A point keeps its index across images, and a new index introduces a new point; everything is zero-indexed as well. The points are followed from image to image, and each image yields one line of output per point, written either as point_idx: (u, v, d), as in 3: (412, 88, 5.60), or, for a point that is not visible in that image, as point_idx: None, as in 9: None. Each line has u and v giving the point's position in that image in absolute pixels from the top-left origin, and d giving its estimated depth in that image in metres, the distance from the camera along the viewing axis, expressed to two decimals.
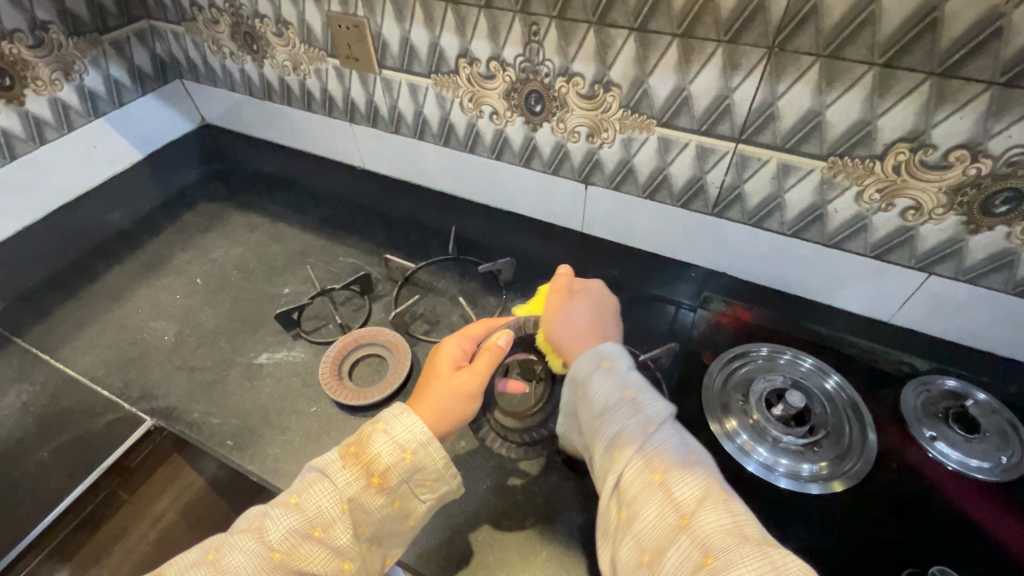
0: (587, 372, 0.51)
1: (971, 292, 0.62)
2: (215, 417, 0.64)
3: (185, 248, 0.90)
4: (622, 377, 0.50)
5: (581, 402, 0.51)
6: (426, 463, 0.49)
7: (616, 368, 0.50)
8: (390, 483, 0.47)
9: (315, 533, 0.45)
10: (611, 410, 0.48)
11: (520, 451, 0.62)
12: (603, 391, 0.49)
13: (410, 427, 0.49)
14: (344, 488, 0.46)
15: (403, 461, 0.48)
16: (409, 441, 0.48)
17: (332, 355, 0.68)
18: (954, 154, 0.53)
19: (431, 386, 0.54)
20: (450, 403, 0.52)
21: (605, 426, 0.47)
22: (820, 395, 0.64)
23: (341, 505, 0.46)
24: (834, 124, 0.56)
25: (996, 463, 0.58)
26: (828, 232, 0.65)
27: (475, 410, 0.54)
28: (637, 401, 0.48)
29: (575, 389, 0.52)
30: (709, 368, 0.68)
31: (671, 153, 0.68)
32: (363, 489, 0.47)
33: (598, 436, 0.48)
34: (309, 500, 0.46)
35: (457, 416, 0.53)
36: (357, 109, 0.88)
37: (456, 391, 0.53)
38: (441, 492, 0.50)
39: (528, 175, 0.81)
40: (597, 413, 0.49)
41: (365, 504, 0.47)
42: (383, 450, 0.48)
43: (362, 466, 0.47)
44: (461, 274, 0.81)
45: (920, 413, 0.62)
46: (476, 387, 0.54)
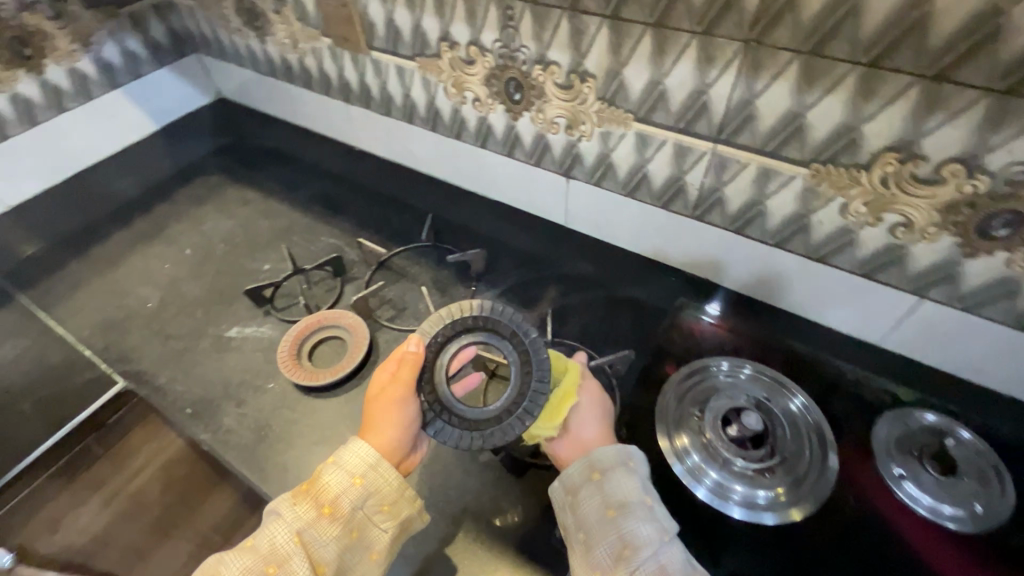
0: (609, 462, 0.51)
1: (967, 321, 0.56)
2: (180, 385, 0.67)
3: (183, 218, 0.93)
4: (642, 481, 0.50)
5: (594, 487, 0.50)
6: (378, 485, 0.50)
7: (637, 470, 0.51)
8: (342, 511, 0.49)
9: (268, 569, 0.46)
10: (626, 507, 0.48)
11: (495, 434, 0.52)
12: (623, 489, 0.49)
13: (356, 453, 0.51)
14: (294, 521, 0.48)
15: (352, 485, 0.50)
16: (357, 466, 0.50)
17: (293, 334, 0.69)
18: (948, 168, 0.48)
19: (366, 415, 0.54)
20: (385, 421, 0.53)
21: (654, 514, 0.48)
22: (783, 417, 0.59)
23: (294, 538, 0.47)
24: (816, 127, 0.51)
25: (969, 512, 0.52)
26: (813, 245, 0.60)
27: (414, 411, 0.53)
28: (652, 509, 0.48)
29: (588, 471, 0.51)
30: (666, 380, 0.63)
31: (649, 150, 0.64)
32: (315, 520, 0.48)
33: (607, 529, 0.48)
34: (261, 538, 0.47)
35: (398, 424, 0.53)
36: (351, 89, 0.88)
37: (386, 406, 0.54)
38: (401, 516, 0.51)
39: (512, 165, 0.79)
40: (613, 504, 0.49)
41: (318, 535, 0.48)
42: (333, 480, 0.50)
43: (312, 498, 0.49)
44: (436, 261, 0.80)
45: (892, 449, 0.57)
46: (401, 394, 0.54)
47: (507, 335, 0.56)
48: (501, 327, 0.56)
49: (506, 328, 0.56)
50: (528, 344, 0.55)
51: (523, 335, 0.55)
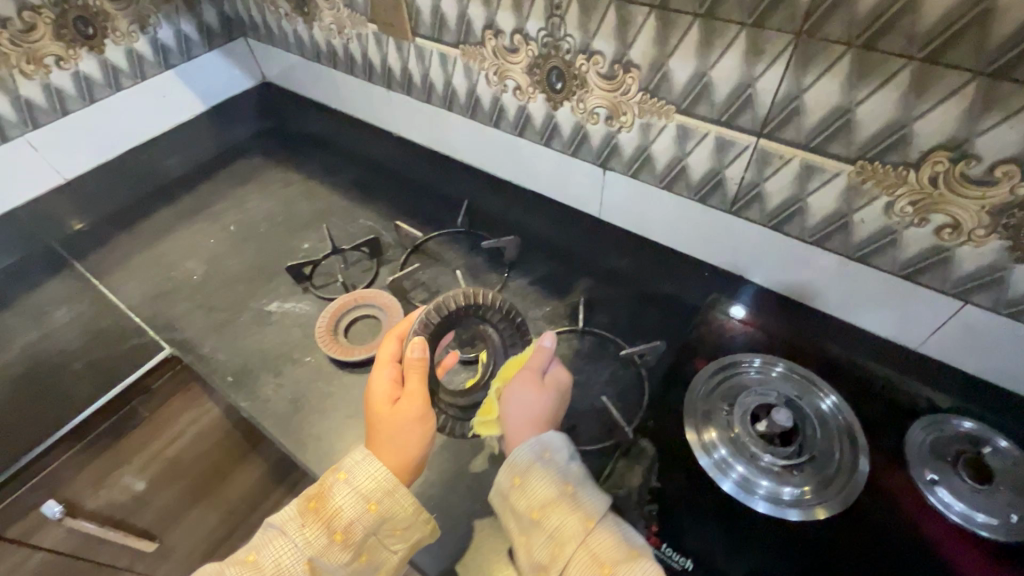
0: (526, 463, 0.50)
1: (1011, 328, 0.55)
2: (222, 354, 0.70)
3: (227, 196, 0.96)
4: (562, 468, 0.50)
5: (517, 492, 0.49)
6: (394, 512, 0.50)
7: (555, 460, 0.50)
8: (354, 538, 0.49)
9: None
10: (549, 504, 0.48)
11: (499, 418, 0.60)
12: (543, 487, 0.48)
13: (375, 478, 0.50)
14: (305, 547, 0.48)
15: (366, 515, 0.49)
16: (373, 494, 0.49)
17: (331, 311, 0.71)
18: (1001, 168, 0.47)
19: (380, 433, 0.53)
20: (406, 438, 0.52)
21: (576, 499, 0.48)
22: (813, 416, 0.59)
23: (305, 564, 0.47)
24: (864, 124, 0.51)
25: (1005, 522, 0.51)
26: (853, 245, 0.60)
27: (432, 427, 0.54)
28: (576, 496, 0.48)
29: (511, 477, 0.50)
30: (695, 374, 0.63)
31: (689, 143, 0.64)
32: (326, 548, 0.48)
33: (536, 530, 0.47)
34: (268, 558, 0.48)
35: (421, 441, 0.53)
36: (393, 76, 0.89)
37: (405, 423, 0.53)
38: (413, 539, 0.51)
39: (549, 155, 0.79)
40: (537, 505, 0.48)
41: (328, 561, 0.48)
42: (345, 506, 0.49)
43: (324, 523, 0.48)
44: (470, 247, 0.81)
45: (926, 454, 0.56)
46: (420, 408, 0.53)
47: (495, 319, 0.61)
48: (492, 316, 0.61)
49: (496, 315, 0.61)
50: (511, 326, 0.61)
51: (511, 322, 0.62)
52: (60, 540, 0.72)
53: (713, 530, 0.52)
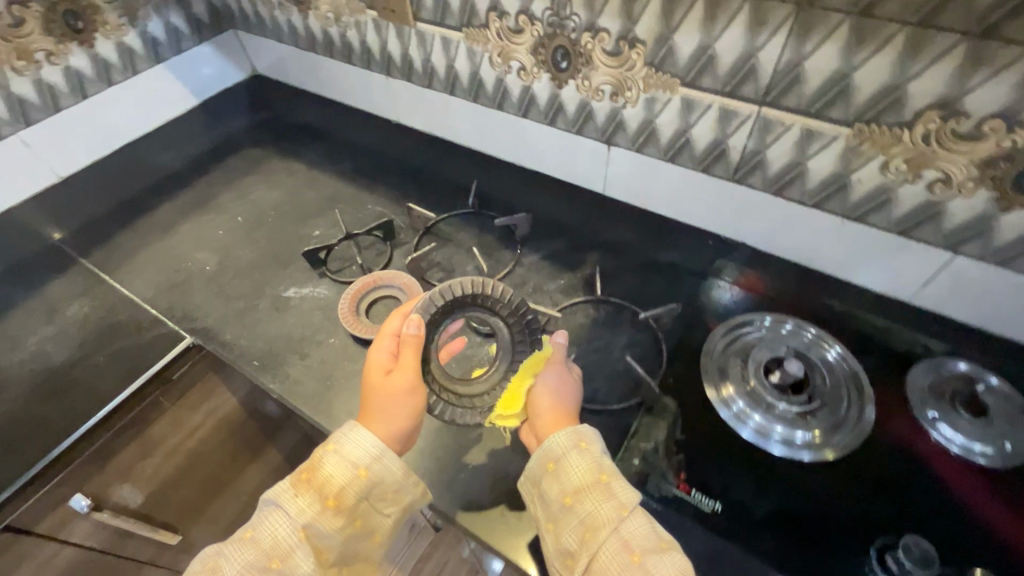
0: (563, 448, 0.50)
1: (999, 276, 0.60)
2: (244, 340, 0.71)
3: (230, 188, 0.96)
4: (599, 458, 0.50)
5: (552, 477, 0.49)
6: (384, 476, 0.51)
7: (593, 450, 0.50)
8: (347, 503, 0.49)
9: (273, 565, 0.46)
10: (583, 490, 0.47)
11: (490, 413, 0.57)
12: (579, 473, 0.48)
13: (365, 446, 0.51)
14: (298, 516, 0.48)
15: (357, 479, 0.50)
16: (361, 459, 0.50)
17: (351, 293, 0.72)
18: (989, 123, 0.51)
19: (373, 402, 0.54)
20: (397, 409, 0.53)
21: (609, 488, 0.47)
22: (822, 366, 0.63)
23: (300, 532, 0.47)
24: (861, 88, 0.54)
25: (1000, 450, 0.56)
26: (851, 205, 0.63)
27: (423, 399, 0.55)
28: (611, 485, 0.47)
29: (544, 463, 0.50)
30: (710, 334, 0.67)
31: (693, 115, 0.67)
32: (319, 513, 0.48)
33: (567, 516, 0.47)
34: (264, 532, 0.48)
35: (410, 417, 0.53)
36: (393, 62, 0.90)
37: (396, 394, 0.54)
38: (405, 501, 0.53)
39: (553, 134, 0.82)
40: (569, 490, 0.48)
41: (322, 528, 0.48)
42: (335, 473, 0.49)
43: (316, 491, 0.49)
44: (480, 227, 0.83)
45: (926, 394, 0.60)
46: (411, 382, 0.54)
47: (504, 315, 0.60)
48: (500, 308, 0.60)
49: (506, 311, 0.59)
50: (523, 325, 0.59)
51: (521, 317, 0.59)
52: (88, 534, 0.73)
53: (737, 474, 0.56)
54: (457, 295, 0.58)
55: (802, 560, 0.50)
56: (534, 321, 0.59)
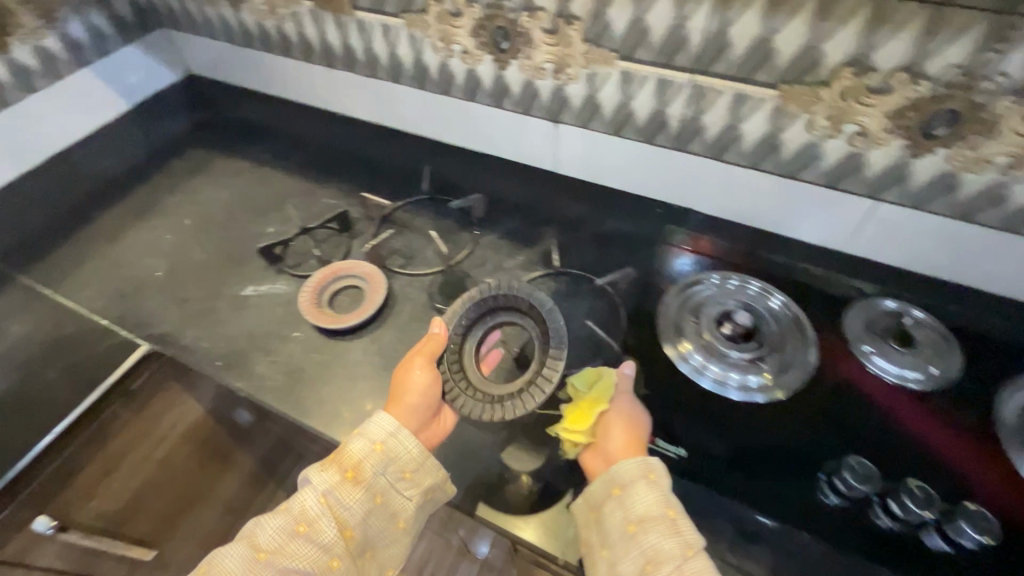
0: (631, 476, 0.51)
1: (917, 218, 0.65)
2: (205, 341, 0.69)
3: (175, 192, 0.93)
4: (666, 493, 0.50)
5: (616, 502, 0.50)
6: (399, 453, 0.54)
7: (661, 482, 0.51)
8: (365, 476, 0.52)
9: (300, 529, 0.50)
10: (648, 521, 0.48)
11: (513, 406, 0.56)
12: (645, 504, 0.49)
13: (379, 424, 0.55)
14: (321, 485, 0.51)
15: (373, 452, 0.53)
16: (378, 434, 0.54)
17: (313, 285, 0.72)
18: (895, 77, 0.55)
19: (393, 388, 0.60)
20: (405, 387, 0.58)
21: (676, 525, 0.48)
22: (768, 314, 0.67)
23: (321, 499, 0.51)
24: (782, 51, 0.58)
25: (927, 374, 0.61)
26: (783, 162, 0.68)
27: (429, 377, 0.58)
28: (678, 522, 0.48)
29: (609, 487, 0.51)
30: (664, 296, 0.70)
31: (633, 87, 0.70)
32: (339, 484, 0.51)
33: (628, 543, 0.48)
34: (293, 502, 0.52)
35: (417, 392, 0.57)
36: (334, 53, 0.89)
37: (408, 376, 0.59)
38: (425, 485, 0.55)
39: (501, 115, 0.83)
40: (634, 519, 0.49)
41: (342, 499, 0.51)
42: (356, 447, 0.54)
43: (337, 463, 0.53)
44: (437, 212, 0.83)
45: (861, 331, 0.65)
46: (421, 364, 0.59)
47: (525, 309, 0.62)
48: (521, 304, 0.62)
49: (524, 304, 0.62)
50: (544, 314, 0.60)
51: (540, 305, 0.60)
52: (59, 556, 0.72)
53: (697, 421, 0.59)
54: (480, 298, 0.64)
55: (763, 493, 0.54)
56: (555, 316, 0.59)
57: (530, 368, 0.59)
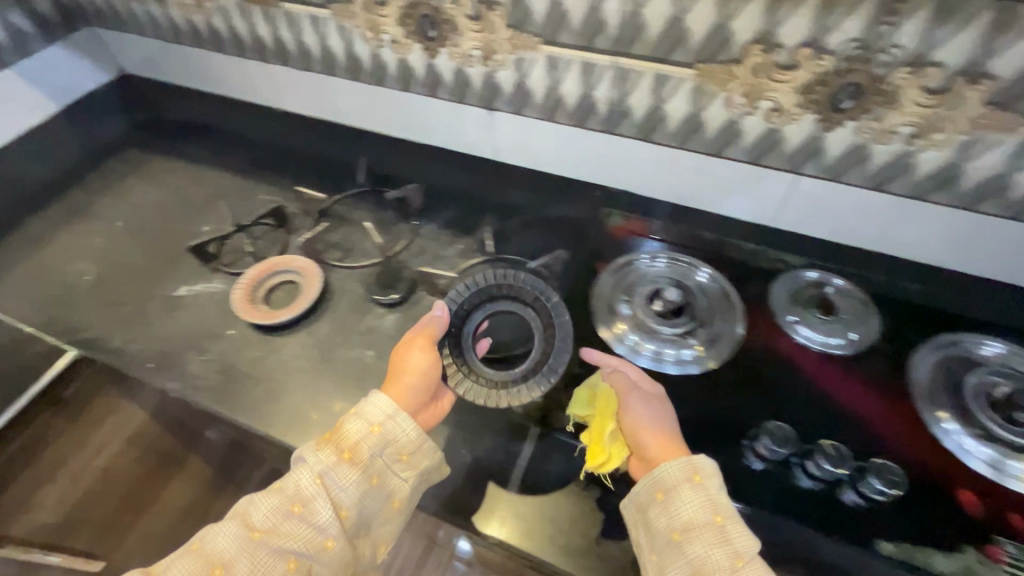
0: (674, 480, 0.48)
1: (835, 190, 0.68)
2: (136, 344, 0.68)
3: (107, 194, 0.90)
4: (713, 496, 0.48)
5: (660, 508, 0.48)
6: (397, 435, 0.52)
7: (707, 485, 0.48)
8: (362, 457, 0.51)
9: (295, 509, 0.49)
10: (695, 529, 0.46)
11: (522, 392, 0.57)
12: (690, 509, 0.47)
13: (377, 405, 0.53)
14: (317, 465, 0.50)
15: (371, 433, 0.52)
16: (375, 415, 0.53)
17: (247, 281, 0.71)
18: (800, 52, 0.57)
19: (391, 369, 0.58)
20: (405, 366, 0.57)
21: (726, 531, 0.45)
22: (696, 288, 0.69)
23: (316, 480, 0.49)
24: (694, 30, 0.59)
25: (847, 340, 0.64)
26: (708, 141, 0.69)
27: (429, 357, 0.57)
28: (727, 529, 0.46)
29: (653, 493, 0.49)
30: (598, 276, 0.71)
31: (559, 71, 0.70)
32: (335, 465, 0.50)
33: (676, 552, 0.46)
34: (288, 481, 0.50)
35: (417, 372, 0.56)
36: (266, 46, 0.88)
37: (407, 357, 0.57)
38: (420, 467, 0.54)
39: (437, 104, 0.83)
40: (678, 525, 0.47)
41: (338, 479, 0.50)
42: (353, 429, 0.52)
43: (334, 444, 0.51)
44: (376, 204, 0.83)
45: (786, 303, 0.67)
46: (422, 345, 0.58)
47: (530, 301, 0.63)
48: (524, 296, 0.63)
49: (528, 295, 0.63)
50: (551, 308, 0.62)
51: (546, 299, 0.62)
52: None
53: None
54: (481, 285, 0.64)
55: None
56: (559, 308, 0.62)
57: (531, 355, 0.60)
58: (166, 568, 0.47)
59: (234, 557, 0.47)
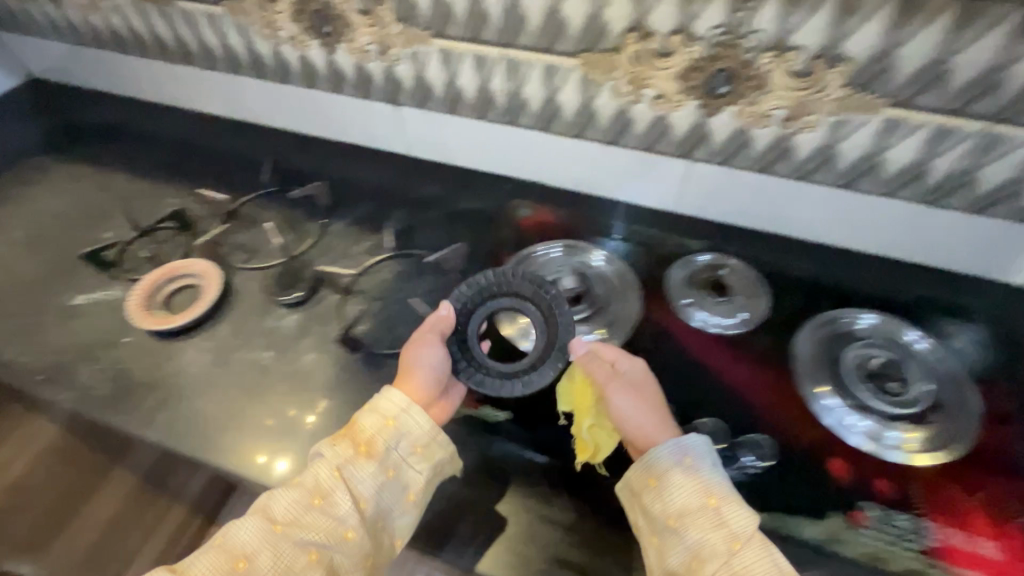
0: (665, 465, 0.48)
1: (727, 173, 0.69)
2: (27, 356, 0.66)
3: (8, 203, 0.87)
4: (706, 478, 0.47)
5: (654, 493, 0.47)
6: (411, 427, 0.52)
7: (697, 467, 0.47)
8: (378, 450, 0.51)
9: (315, 502, 0.48)
10: (690, 514, 0.45)
11: (533, 382, 0.55)
12: (684, 494, 0.46)
13: (391, 399, 0.53)
14: (334, 458, 0.50)
15: (387, 426, 0.52)
16: (390, 409, 0.53)
17: (143, 287, 0.70)
18: (672, 39, 0.58)
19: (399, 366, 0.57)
20: (413, 361, 0.56)
21: (722, 513, 0.45)
22: (595, 275, 0.70)
23: (335, 472, 0.49)
24: (572, 20, 0.60)
25: (737, 320, 0.66)
26: (603, 130, 0.70)
27: (439, 351, 0.56)
28: (721, 510, 0.45)
29: (646, 478, 0.48)
30: (501, 269, 0.72)
31: (454, 64, 0.70)
32: (353, 458, 0.50)
33: (672, 537, 0.45)
34: (308, 475, 0.50)
35: (428, 365, 0.55)
36: (168, 46, 0.86)
37: (413, 353, 0.56)
38: (435, 459, 0.52)
39: (344, 101, 0.82)
40: (673, 511, 0.46)
41: (357, 473, 0.50)
42: (368, 423, 0.52)
43: (350, 439, 0.51)
44: (285, 204, 0.82)
45: (681, 286, 0.69)
46: (432, 340, 0.57)
47: (529, 294, 0.59)
48: (523, 289, 0.59)
49: (529, 288, 0.59)
50: (550, 299, 0.58)
51: (544, 291, 0.59)
52: None
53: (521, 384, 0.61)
54: (479, 283, 0.60)
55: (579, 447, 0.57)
56: (560, 300, 0.58)
57: (536, 350, 0.57)
58: (188, 562, 0.46)
59: (258, 549, 0.46)
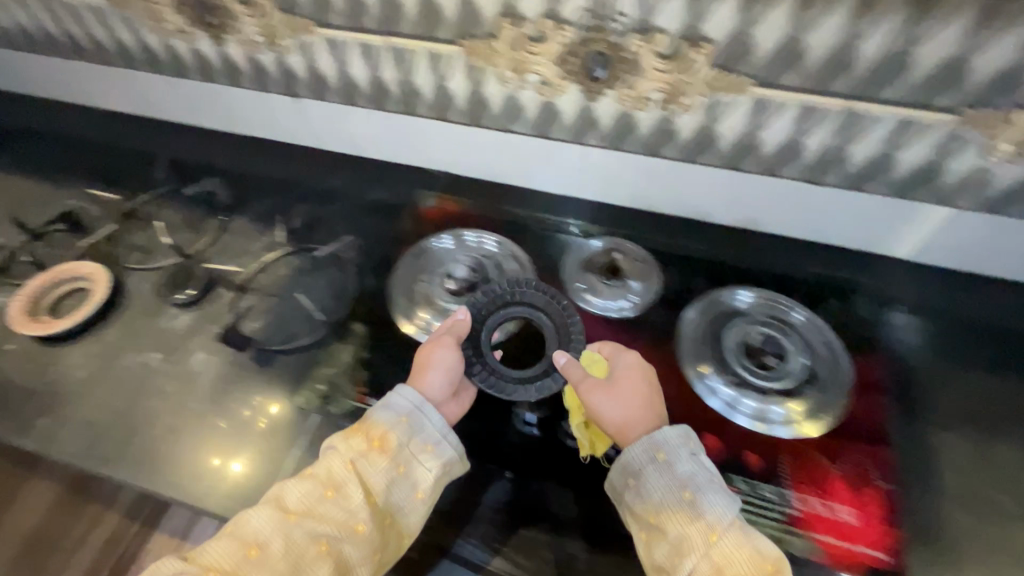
0: (640, 463, 0.48)
1: (620, 157, 0.70)
2: None
3: None
4: (681, 473, 0.47)
5: (637, 490, 0.48)
6: (423, 425, 0.51)
7: (672, 462, 0.48)
8: (390, 445, 0.50)
9: (329, 493, 0.48)
10: (667, 510, 0.46)
11: (540, 388, 0.55)
12: (661, 490, 0.47)
13: (404, 396, 0.52)
14: (347, 451, 0.49)
15: (400, 422, 0.51)
16: (404, 406, 0.52)
17: (27, 293, 0.68)
18: (543, 24, 0.57)
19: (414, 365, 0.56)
20: (430, 360, 0.55)
21: (705, 508, 0.45)
22: (492, 268, 0.70)
23: (348, 465, 0.49)
24: (445, 7, 0.59)
25: (628, 302, 0.66)
26: (497, 117, 0.70)
27: (455, 354, 0.55)
28: (698, 504, 0.46)
29: (626, 476, 0.48)
30: (400, 260, 0.71)
31: (342, 54, 0.69)
32: (366, 452, 0.49)
33: (658, 530, 0.46)
34: (320, 466, 0.49)
35: (444, 366, 0.54)
36: (57, 41, 0.83)
37: (430, 352, 0.55)
38: (445, 457, 0.51)
39: (243, 95, 0.80)
40: (656, 507, 0.46)
41: (369, 467, 0.49)
42: (381, 417, 0.51)
43: (363, 432, 0.50)
44: (186, 202, 0.80)
45: (576, 270, 0.70)
46: (450, 341, 0.56)
47: (543, 305, 0.59)
48: (538, 300, 0.60)
49: (542, 300, 0.60)
50: (562, 311, 0.59)
51: (558, 303, 0.60)
52: None
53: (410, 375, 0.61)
54: (495, 292, 0.60)
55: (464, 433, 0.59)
56: (571, 312, 0.59)
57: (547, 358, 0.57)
58: (202, 549, 0.46)
59: (270, 538, 0.46)
